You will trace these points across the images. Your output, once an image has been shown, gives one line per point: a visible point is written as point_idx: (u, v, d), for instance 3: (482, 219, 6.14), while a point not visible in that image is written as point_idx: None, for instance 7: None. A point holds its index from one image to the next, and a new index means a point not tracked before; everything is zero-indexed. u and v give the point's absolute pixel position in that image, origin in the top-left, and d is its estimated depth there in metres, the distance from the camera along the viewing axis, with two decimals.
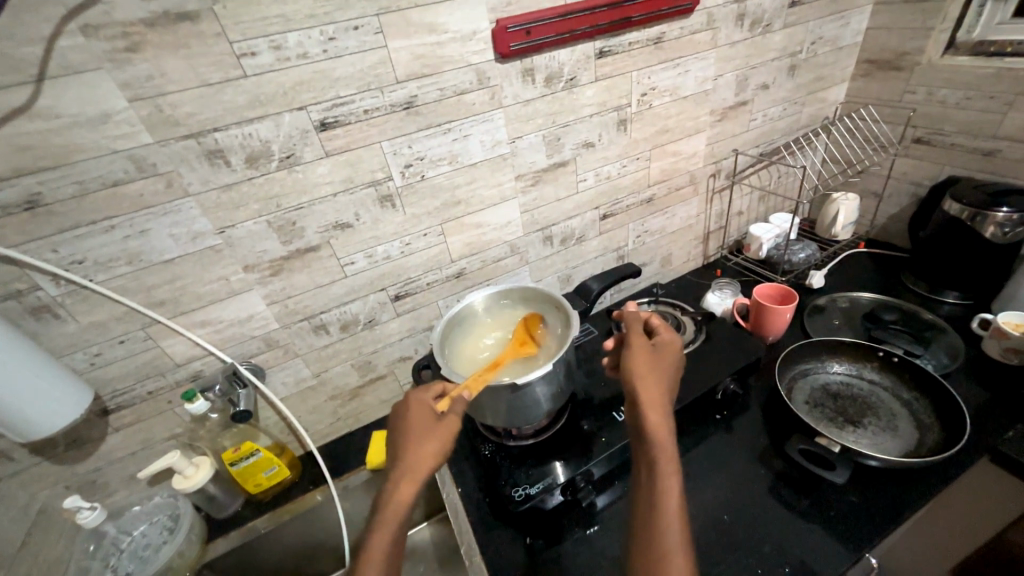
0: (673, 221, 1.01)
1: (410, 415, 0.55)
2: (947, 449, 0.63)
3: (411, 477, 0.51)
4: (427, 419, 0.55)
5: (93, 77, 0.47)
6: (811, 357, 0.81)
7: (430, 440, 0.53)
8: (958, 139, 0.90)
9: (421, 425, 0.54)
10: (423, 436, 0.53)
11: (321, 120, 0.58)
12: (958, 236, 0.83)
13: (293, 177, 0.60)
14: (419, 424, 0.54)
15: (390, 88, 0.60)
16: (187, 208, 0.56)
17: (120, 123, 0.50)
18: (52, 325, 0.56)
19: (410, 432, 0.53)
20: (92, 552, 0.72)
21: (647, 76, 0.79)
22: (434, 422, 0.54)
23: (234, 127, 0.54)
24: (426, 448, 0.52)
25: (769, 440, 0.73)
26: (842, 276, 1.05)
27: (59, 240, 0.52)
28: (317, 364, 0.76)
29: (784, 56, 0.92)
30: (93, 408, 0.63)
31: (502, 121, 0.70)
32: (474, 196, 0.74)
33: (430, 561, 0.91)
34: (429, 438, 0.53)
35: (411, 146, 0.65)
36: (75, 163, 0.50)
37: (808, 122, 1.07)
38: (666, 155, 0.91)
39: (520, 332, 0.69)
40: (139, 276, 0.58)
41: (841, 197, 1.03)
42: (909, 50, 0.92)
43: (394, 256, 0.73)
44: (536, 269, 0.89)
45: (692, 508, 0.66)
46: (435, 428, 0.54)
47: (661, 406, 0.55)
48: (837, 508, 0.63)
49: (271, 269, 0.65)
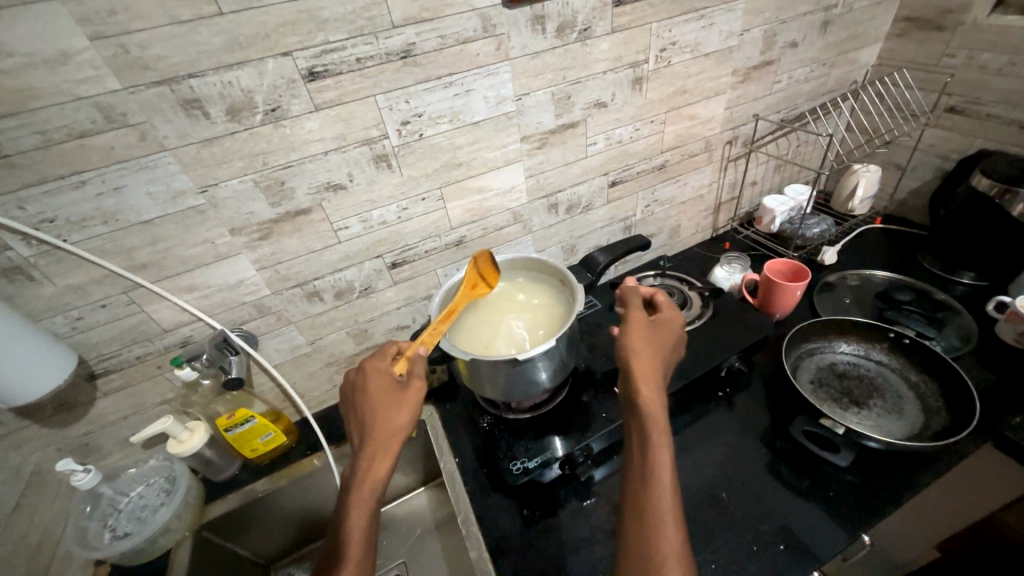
0: (684, 191, 0.97)
1: (371, 387, 0.53)
2: (953, 434, 0.62)
3: (383, 452, 0.50)
4: (390, 390, 0.53)
5: (46, 9, 0.41)
6: (819, 336, 0.79)
7: (397, 412, 0.51)
8: (996, 109, 0.84)
9: (386, 397, 0.52)
10: (389, 407, 0.52)
11: (309, 69, 0.53)
12: (984, 214, 0.79)
13: (280, 133, 0.55)
14: (383, 398, 0.52)
15: (385, 34, 0.54)
16: (163, 163, 0.52)
17: (81, 66, 0.44)
18: (27, 287, 0.53)
19: (374, 408, 0.52)
20: (88, 513, 0.70)
21: (667, 29, 0.72)
22: (398, 391, 0.53)
23: (212, 74, 0.49)
24: (393, 421, 0.51)
25: (771, 419, 0.72)
26: (855, 253, 1.01)
27: (24, 196, 0.48)
28: (312, 331, 0.73)
29: (817, 10, 0.84)
30: (79, 373, 0.61)
31: (508, 76, 0.64)
32: (477, 158, 0.69)
33: (428, 524, 0.93)
34: (395, 409, 0.52)
35: (409, 101, 0.60)
36: (33, 111, 0.45)
37: (835, 87, 1.00)
38: (682, 118, 0.85)
39: (472, 272, 0.65)
40: (118, 237, 0.54)
41: (862, 169, 0.98)
42: (953, 7, 0.84)
43: (390, 221, 0.69)
44: (539, 238, 0.85)
45: (690, 483, 0.66)
46: (400, 398, 0.52)
47: (654, 382, 0.52)
48: (835, 488, 0.63)
49: (259, 233, 0.61)
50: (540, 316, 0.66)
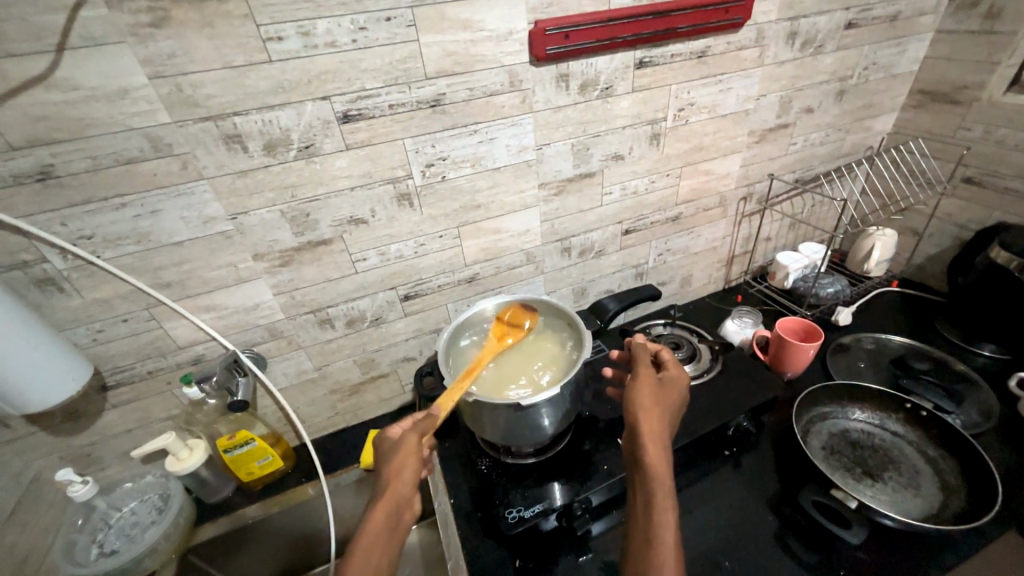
0: (697, 242, 0.98)
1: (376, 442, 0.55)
2: (974, 518, 0.59)
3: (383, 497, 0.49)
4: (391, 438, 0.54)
5: (116, 50, 0.45)
6: (830, 400, 0.77)
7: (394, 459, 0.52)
8: (1013, 183, 0.84)
9: (384, 447, 0.53)
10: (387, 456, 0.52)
11: (344, 112, 0.56)
12: (1002, 286, 0.78)
13: (311, 168, 0.58)
14: (387, 448, 0.53)
15: (418, 85, 0.58)
16: (200, 191, 0.55)
17: (138, 101, 0.48)
18: (56, 298, 0.56)
19: (381, 459, 0.53)
20: (80, 526, 0.71)
21: (685, 91, 0.75)
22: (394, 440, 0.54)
23: (255, 113, 0.53)
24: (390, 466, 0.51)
25: (780, 485, 0.69)
26: (870, 315, 1.00)
27: (69, 214, 0.51)
28: (320, 357, 0.74)
29: (833, 80, 0.87)
30: (93, 383, 0.63)
31: (530, 127, 0.68)
32: (495, 201, 0.72)
33: (417, 565, 0.89)
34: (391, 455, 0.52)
35: (434, 145, 0.63)
36: (89, 138, 0.48)
37: (851, 151, 1.02)
38: (698, 173, 0.87)
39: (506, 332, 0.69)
40: (147, 256, 0.57)
41: (877, 232, 0.98)
42: (969, 84, 0.87)
43: (407, 255, 0.71)
44: (551, 279, 0.86)
45: (692, 546, 0.63)
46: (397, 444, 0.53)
47: (660, 441, 0.52)
48: (846, 566, 0.60)
49: (281, 260, 0.63)
50: (547, 356, 0.67)
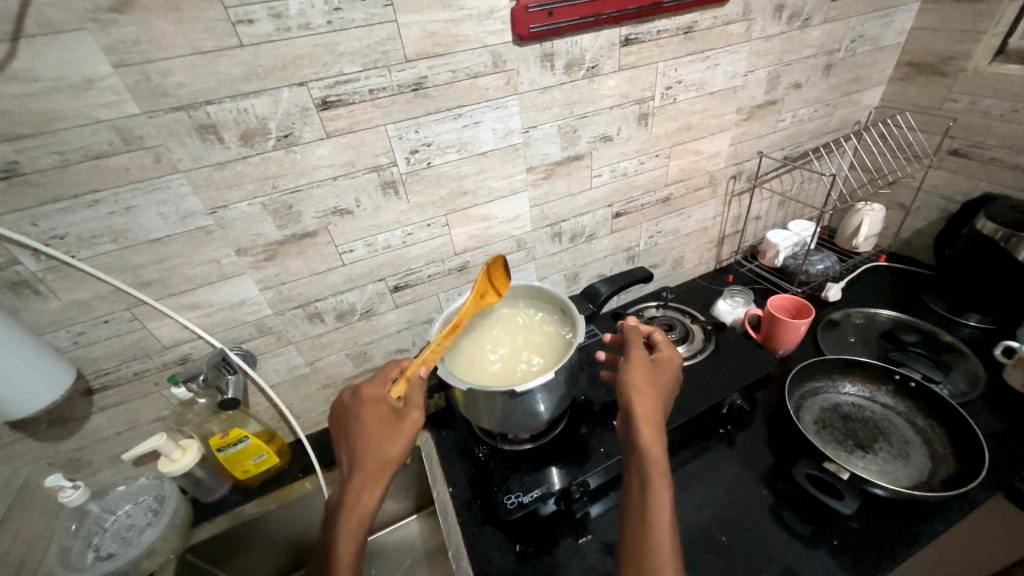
0: (687, 223, 0.97)
1: (369, 413, 0.54)
2: (961, 483, 0.60)
3: (377, 482, 0.51)
4: (389, 417, 0.54)
5: (75, 38, 0.43)
6: (822, 374, 0.78)
7: (393, 444, 0.52)
8: (999, 154, 0.85)
9: (381, 427, 0.53)
10: (383, 439, 0.53)
11: (323, 98, 0.54)
12: (987, 256, 0.79)
13: (291, 158, 0.56)
14: (385, 428, 0.53)
15: (397, 68, 0.56)
16: (176, 184, 0.53)
17: (104, 91, 0.46)
18: (31, 301, 0.54)
19: (376, 437, 0.53)
20: (74, 531, 0.70)
21: (673, 68, 0.74)
22: (395, 421, 0.54)
23: (229, 101, 0.51)
24: (387, 451, 0.52)
25: (774, 460, 0.70)
26: (859, 290, 1.01)
27: (38, 213, 0.49)
28: (311, 352, 0.73)
29: (820, 54, 0.86)
30: (76, 387, 0.61)
31: (516, 109, 0.66)
32: (483, 186, 0.70)
33: (419, 554, 0.89)
34: (390, 440, 0.53)
35: (418, 131, 0.61)
36: (55, 132, 0.46)
37: (839, 126, 1.01)
38: (687, 153, 0.86)
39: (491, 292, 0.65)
40: (124, 254, 0.55)
41: (865, 208, 0.98)
42: (955, 54, 0.86)
43: (395, 245, 0.69)
44: (543, 265, 0.86)
45: (690, 524, 0.64)
46: (396, 429, 0.53)
47: (655, 423, 0.52)
48: (839, 536, 0.61)
49: (265, 254, 0.62)
50: (544, 342, 0.66)
